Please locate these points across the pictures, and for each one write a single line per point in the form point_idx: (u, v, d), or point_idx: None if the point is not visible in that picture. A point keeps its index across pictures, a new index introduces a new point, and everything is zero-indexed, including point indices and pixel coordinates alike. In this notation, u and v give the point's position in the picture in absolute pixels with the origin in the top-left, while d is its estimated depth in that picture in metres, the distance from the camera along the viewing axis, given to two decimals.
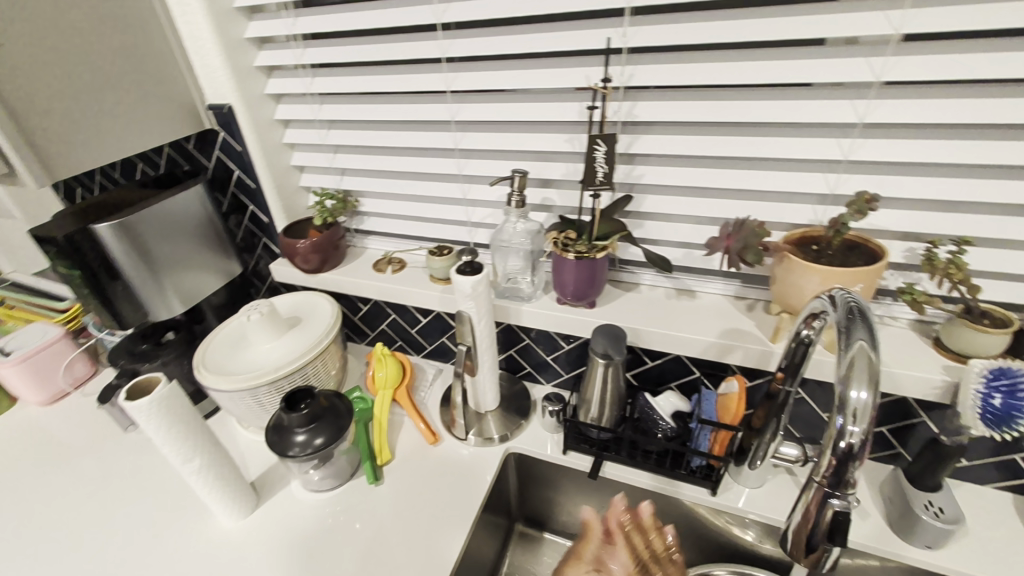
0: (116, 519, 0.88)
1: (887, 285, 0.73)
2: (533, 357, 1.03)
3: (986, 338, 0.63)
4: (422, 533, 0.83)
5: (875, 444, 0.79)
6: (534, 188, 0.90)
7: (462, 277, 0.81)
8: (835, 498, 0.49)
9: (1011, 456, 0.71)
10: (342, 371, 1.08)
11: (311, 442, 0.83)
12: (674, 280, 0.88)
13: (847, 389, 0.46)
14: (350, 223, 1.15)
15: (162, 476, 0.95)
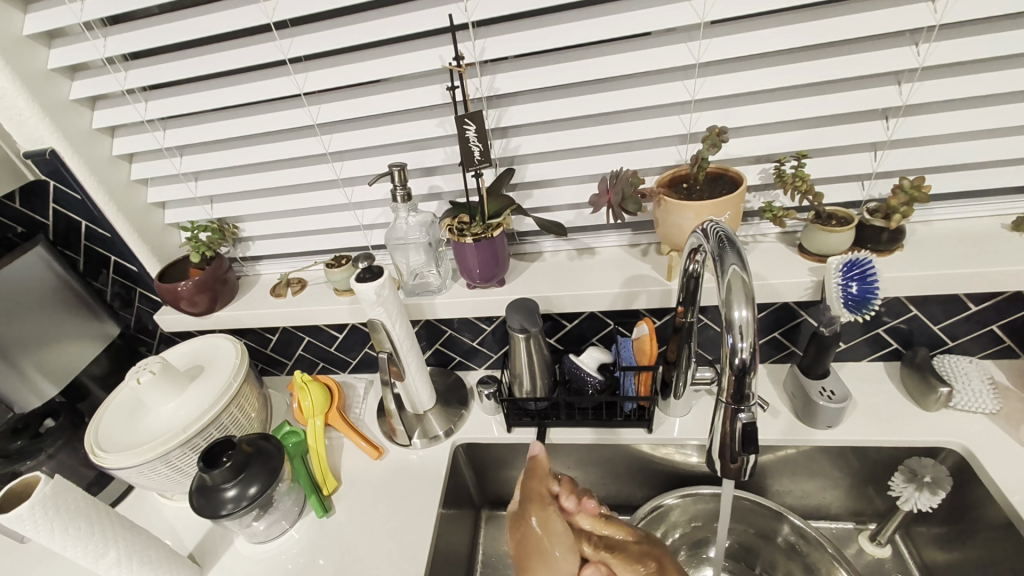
0: None
1: (751, 206, 0.80)
2: (460, 346, 1.03)
3: (834, 236, 0.72)
4: (386, 551, 0.82)
5: (772, 349, 0.88)
6: (419, 178, 0.89)
7: (363, 284, 0.78)
8: (742, 412, 0.53)
9: (876, 331, 0.82)
10: (264, 410, 1.01)
11: (243, 495, 0.77)
12: (572, 242, 0.91)
13: (731, 312, 0.49)
14: (235, 253, 1.06)
15: None
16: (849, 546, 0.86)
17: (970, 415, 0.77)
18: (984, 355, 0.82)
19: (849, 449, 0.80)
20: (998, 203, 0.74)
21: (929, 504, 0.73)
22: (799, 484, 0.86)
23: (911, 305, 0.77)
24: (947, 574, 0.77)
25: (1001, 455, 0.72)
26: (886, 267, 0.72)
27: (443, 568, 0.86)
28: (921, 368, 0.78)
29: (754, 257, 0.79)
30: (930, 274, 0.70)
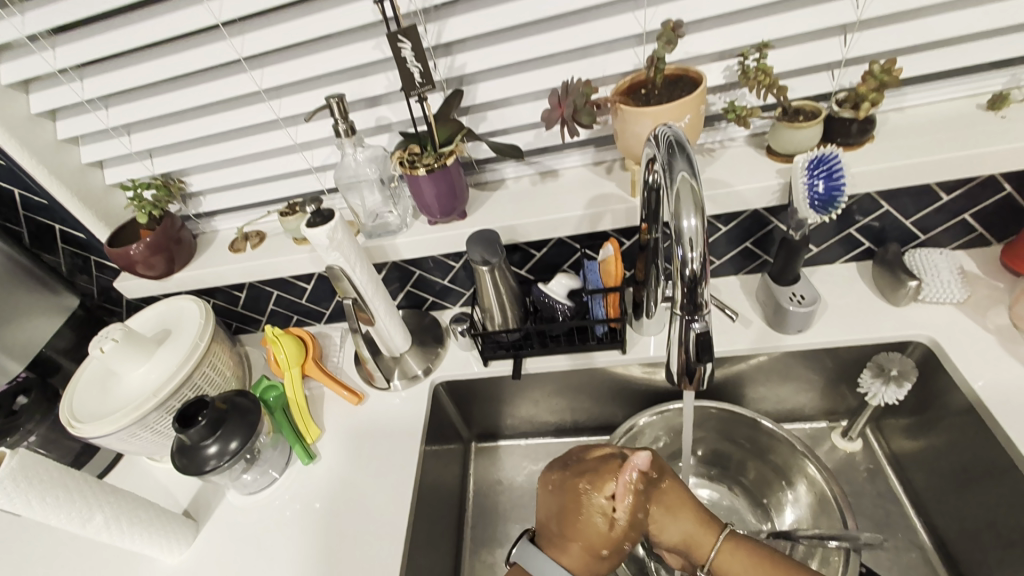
0: None
1: (716, 109, 0.76)
2: (431, 286, 1.00)
3: (802, 132, 0.68)
4: (373, 489, 0.84)
5: (745, 259, 0.86)
6: (365, 109, 0.83)
7: (314, 230, 0.74)
8: (696, 322, 0.52)
9: (848, 231, 0.80)
10: (239, 367, 1.00)
11: (224, 450, 0.78)
12: (535, 165, 0.86)
13: (679, 220, 0.48)
14: (187, 210, 1.00)
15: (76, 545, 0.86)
16: (822, 444, 0.89)
17: (939, 307, 0.77)
18: (956, 247, 0.80)
19: (820, 352, 0.80)
20: (974, 82, 0.70)
21: (896, 397, 0.74)
22: (774, 390, 0.88)
23: (882, 200, 0.75)
24: (913, 460, 0.80)
25: (966, 343, 0.73)
26: (855, 161, 0.68)
27: (433, 500, 0.89)
28: (891, 265, 0.77)
29: (721, 163, 0.76)
30: (900, 165, 0.67)
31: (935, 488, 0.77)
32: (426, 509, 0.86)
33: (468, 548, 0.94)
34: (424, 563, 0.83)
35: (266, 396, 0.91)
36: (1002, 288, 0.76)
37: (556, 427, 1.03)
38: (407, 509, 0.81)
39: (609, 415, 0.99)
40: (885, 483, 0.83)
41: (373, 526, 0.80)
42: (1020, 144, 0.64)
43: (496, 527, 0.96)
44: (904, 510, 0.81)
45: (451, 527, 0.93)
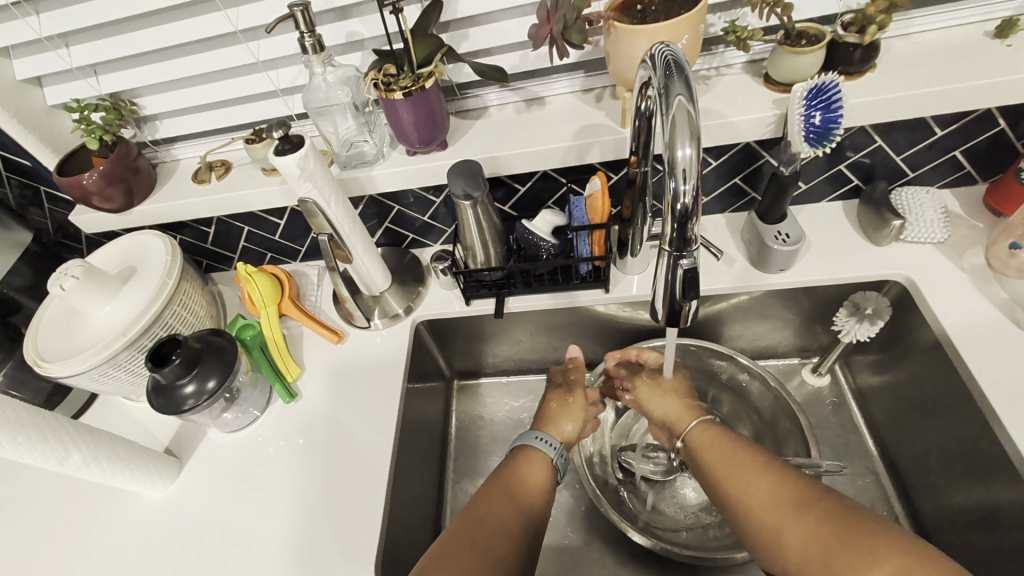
0: (27, 542, 0.80)
1: (714, 31, 0.71)
2: (411, 223, 0.96)
3: (803, 58, 0.64)
4: (356, 426, 0.85)
5: (733, 196, 0.84)
6: (333, 23, 0.75)
7: (282, 158, 0.69)
8: (684, 259, 0.51)
9: (838, 168, 0.79)
10: (213, 305, 0.97)
11: (201, 390, 0.76)
12: (519, 92, 0.80)
13: (673, 150, 0.46)
14: (143, 136, 0.92)
15: (58, 484, 0.86)
16: (793, 379, 0.92)
17: (919, 247, 0.77)
18: (942, 185, 0.80)
19: (799, 291, 0.81)
20: (986, 5, 0.66)
21: (867, 334, 0.76)
22: (752, 328, 0.90)
23: (876, 135, 0.73)
24: (877, 392, 0.84)
25: (941, 282, 0.74)
26: (856, 91, 0.65)
27: (416, 435, 0.91)
28: (878, 203, 0.77)
29: (716, 92, 0.72)
30: (900, 96, 0.64)
31: (894, 419, 0.81)
32: (409, 444, 0.88)
33: (451, 479, 0.98)
34: (409, 493, 0.86)
35: (243, 335, 0.90)
36: (981, 228, 0.76)
37: (537, 364, 1.04)
38: (390, 444, 0.82)
39: (590, 353, 1.00)
40: (848, 415, 0.88)
41: (357, 461, 0.81)
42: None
43: (477, 459, 0.99)
44: (863, 438, 0.86)
45: (433, 460, 0.96)
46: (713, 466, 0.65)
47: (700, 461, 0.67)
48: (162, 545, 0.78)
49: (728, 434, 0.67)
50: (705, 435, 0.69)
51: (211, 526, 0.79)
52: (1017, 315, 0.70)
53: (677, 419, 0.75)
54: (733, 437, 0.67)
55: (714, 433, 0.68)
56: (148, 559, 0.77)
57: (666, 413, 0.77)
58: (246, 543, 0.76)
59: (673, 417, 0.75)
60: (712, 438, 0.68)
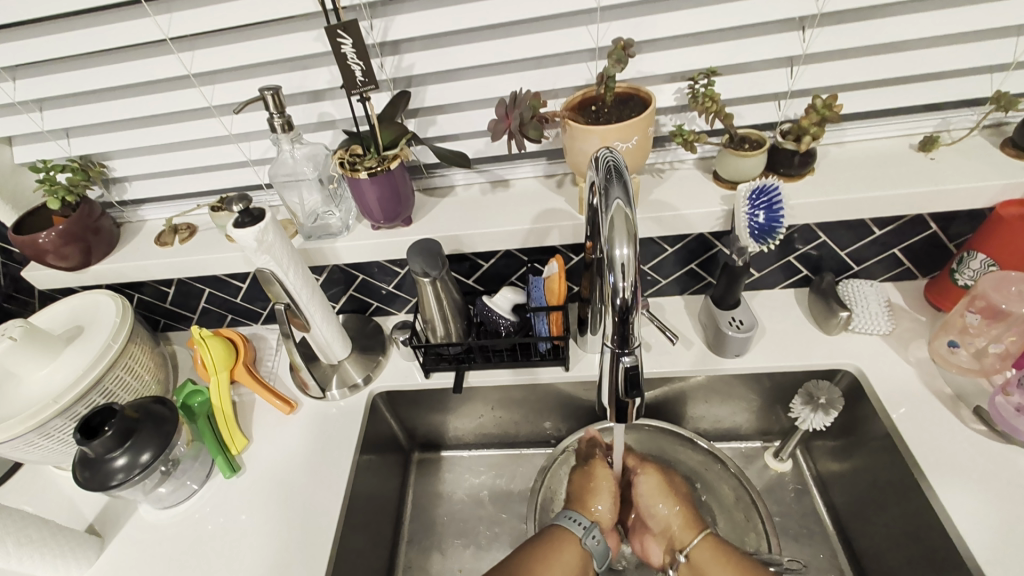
0: None
1: (666, 130, 0.75)
2: (376, 291, 0.96)
3: (746, 160, 0.68)
4: (300, 505, 0.80)
5: (690, 280, 0.87)
6: (306, 104, 0.78)
7: (240, 230, 0.68)
8: (626, 355, 0.52)
9: (788, 258, 0.82)
10: (163, 368, 0.93)
11: (133, 464, 0.72)
12: (485, 174, 0.84)
13: (611, 249, 0.48)
14: (110, 196, 0.92)
15: None
16: (755, 463, 0.91)
17: (866, 337, 0.79)
18: (886, 278, 0.84)
19: (755, 375, 0.82)
20: (908, 122, 0.72)
21: (824, 423, 0.76)
22: (712, 409, 0.89)
23: (820, 231, 0.77)
24: (837, 480, 0.83)
25: (889, 373, 0.75)
26: (796, 193, 0.70)
27: (366, 515, 0.86)
28: (826, 294, 0.80)
29: (669, 185, 0.76)
30: (836, 199, 0.68)
31: (856, 511, 0.79)
32: (356, 526, 0.83)
33: (402, 563, 0.92)
34: None
35: (191, 402, 0.86)
36: (923, 322, 0.79)
37: (499, 439, 1.01)
38: (333, 528, 0.77)
39: (552, 429, 0.98)
40: (810, 502, 0.86)
41: (296, 546, 0.75)
42: (946, 186, 0.66)
43: (432, 541, 0.93)
44: (827, 529, 0.83)
45: (384, 541, 0.90)
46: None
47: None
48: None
49: (739, 559, 0.72)
50: (712, 549, 0.75)
51: None
52: (962, 410, 0.71)
53: (677, 531, 0.79)
54: (743, 563, 0.72)
55: (721, 551, 0.74)
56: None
57: (666, 519, 0.80)
58: None
59: (672, 525, 0.79)
60: (719, 555, 0.74)
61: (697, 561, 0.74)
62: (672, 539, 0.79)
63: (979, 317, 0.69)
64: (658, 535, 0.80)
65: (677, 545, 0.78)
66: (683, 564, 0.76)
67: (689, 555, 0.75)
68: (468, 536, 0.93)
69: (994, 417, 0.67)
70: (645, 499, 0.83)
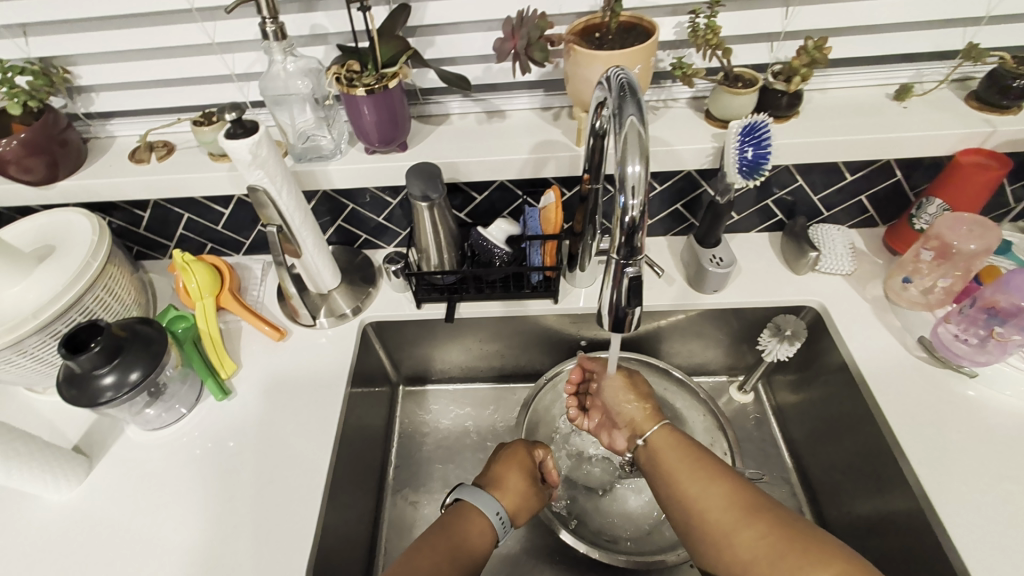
0: None
1: (663, 66, 0.77)
2: (365, 223, 0.95)
3: (738, 98, 0.72)
4: (294, 429, 0.81)
5: (675, 221, 0.91)
6: (297, 14, 0.74)
7: (233, 142, 0.66)
8: (630, 267, 0.55)
9: (766, 202, 0.87)
10: (143, 294, 0.90)
11: (122, 381, 0.71)
12: (481, 103, 0.83)
13: (625, 166, 0.50)
14: (75, 107, 0.85)
15: None
16: (722, 396, 0.99)
17: (831, 277, 0.86)
18: (851, 225, 0.90)
19: (730, 312, 0.88)
20: (886, 72, 0.77)
21: (787, 353, 0.83)
22: (686, 345, 0.95)
23: (797, 175, 0.82)
24: (793, 409, 0.92)
25: (848, 309, 0.83)
26: (781, 132, 0.74)
27: (358, 438, 0.89)
28: (798, 236, 0.85)
29: (663, 122, 0.78)
30: (818, 141, 0.73)
31: (809, 436, 0.88)
32: (349, 448, 0.85)
33: (391, 488, 0.95)
34: (346, 502, 0.83)
35: (175, 328, 0.84)
36: (881, 264, 0.86)
37: (485, 373, 1.04)
38: (329, 450, 0.79)
39: (537, 363, 1.02)
40: (768, 430, 0.95)
41: (292, 465, 0.78)
42: (915, 132, 0.72)
43: (421, 467, 0.97)
44: (782, 454, 0.92)
45: (374, 467, 0.93)
46: (674, 474, 0.68)
47: (658, 463, 0.70)
48: (59, 554, 0.71)
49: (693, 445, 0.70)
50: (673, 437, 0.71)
51: (115, 536, 0.72)
52: (908, 341, 0.79)
53: (640, 421, 0.76)
54: (703, 453, 0.69)
55: (679, 437, 0.71)
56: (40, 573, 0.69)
57: (630, 411, 0.78)
58: (155, 556, 0.70)
59: (637, 417, 0.76)
60: (674, 441, 0.71)
61: (653, 447, 0.72)
62: (635, 428, 0.76)
63: (932, 254, 0.76)
64: (624, 427, 0.78)
65: (637, 432, 0.75)
66: (642, 448, 0.73)
67: (647, 440, 0.73)
68: (455, 462, 0.97)
69: (935, 344, 0.76)
70: (609, 397, 0.81)
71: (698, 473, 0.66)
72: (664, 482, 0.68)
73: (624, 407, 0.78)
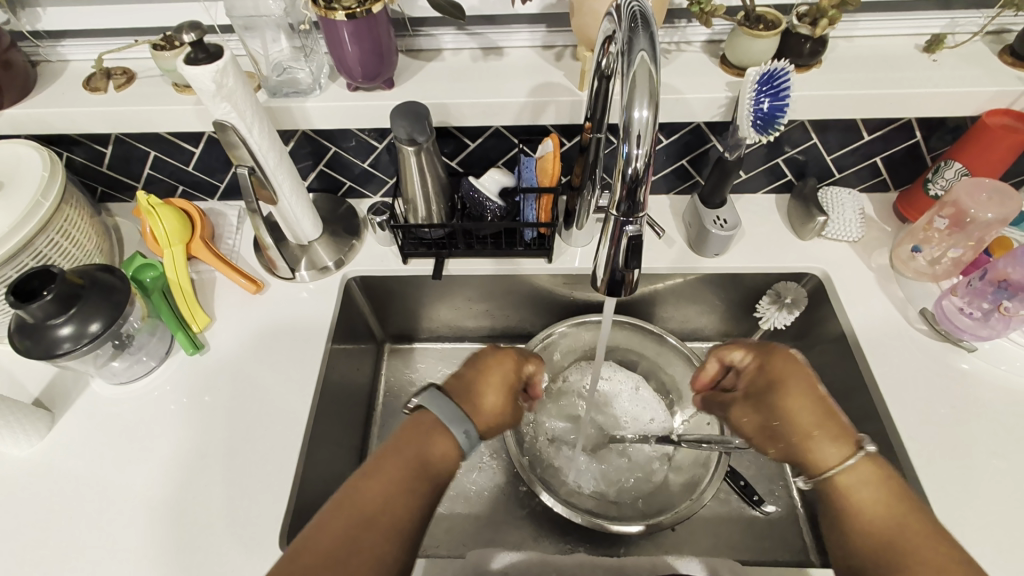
0: None
1: (678, 3, 0.70)
2: (349, 169, 0.88)
3: (757, 41, 0.65)
4: (270, 386, 0.77)
5: (679, 178, 0.86)
6: None
7: (193, 69, 0.59)
8: (630, 226, 0.50)
9: (776, 161, 0.82)
10: (106, 239, 0.84)
11: (80, 332, 0.66)
12: (477, 38, 0.75)
13: (631, 111, 0.45)
14: (19, 24, 0.76)
15: None
16: None
17: (835, 244, 0.83)
18: (862, 189, 0.86)
19: (729, 276, 0.84)
20: (918, 20, 0.71)
21: (785, 321, 0.83)
22: (682, 310, 0.92)
23: (813, 132, 0.77)
24: None
25: (851, 278, 0.80)
26: (801, 83, 0.68)
27: (338, 395, 0.85)
28: (806, 199, 0.81)
29: (675, 67, 0.72)
30: (840, 94, 0.67)
31: None
32: (329, 405, 0.82)
33: (374, 445, 0.93)
34: (327, 460, 0.80)
35: (140, 277, 0.80)
36: (888, 232, 0.83)
37: (475, 332, 1.01)
38: (306, 409, 0.76)
39: (527, 324, 0.99)
40: None
41: (268, 422, 0.74)
42: (943, 88, 0.67)
43: (405, 425, 0.95)
44: None
45: (357, 425, 0.91)
46: (872, 522, 0.49)
47: (845, 504, 0.51)
48: (23, 506, 0.68)
49: (907, 491, 0.51)
50: (891, 475, 0.52)
51: (83, 490, 0.69)
52: (910, 312, 0.77)
53: (836, 454, 0.53)
54: (912, 499, 0.50)
55: (889, 475, 0.52)
56: (5, 524, 0.67)
57: (855, 475, 0.52)
58: (124, 511, 0.68)
59: (839, 456, 0.53)
60: (885, 482, 0.51)
61: (851, 486, 0.51)
62: (810, 460, 0.54)
63: (946, 223, 0.73)
64: (789, 449, 0.56)
65: (813, 461, 0.54)
66: (832, 483, 0.52)
67: (841, 474, 0.52)
68: None
69: (937, 317, 0.74)
70: (780, 408, 0.57)
71: (903, 522, 0.49)
72: (839, 515, 0.51)
73: (804, 426, 0.55)
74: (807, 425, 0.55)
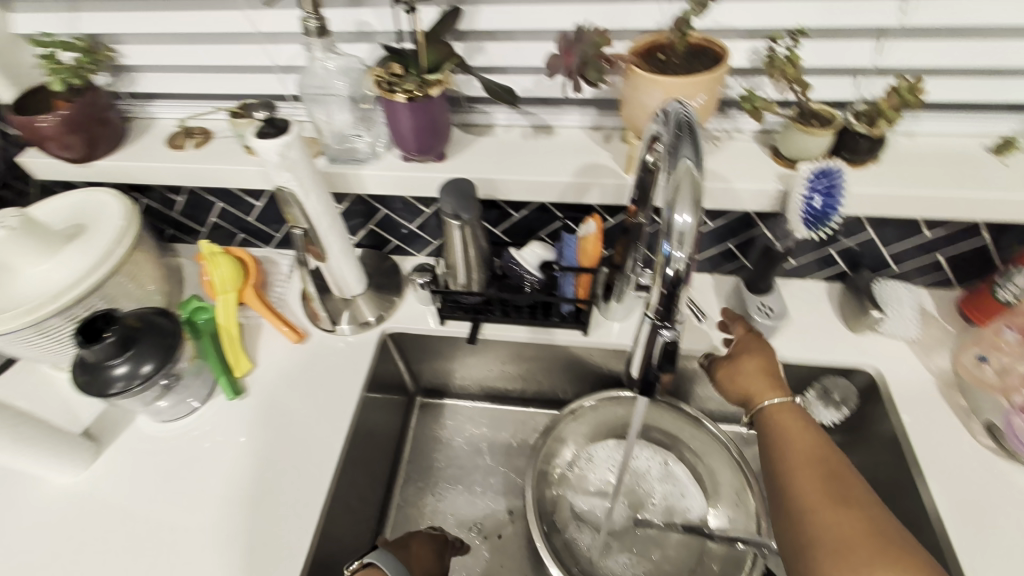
0: None
1: (731, 94, 0.71)
2: (396, 230, 0.92)
3: (809, 137, 0.64)
4: (302, 436, 0.78)
5: (723, 259, 0.84)
6: (339, 8, 0.69)
7: (263, 143, 0.64)
8: (666, 330, 0.50)
9: (827, 250, 0.79)
10: (169, 280, 0.90)
11: (131, 373, 0.70)
12: (529, 117, 0.78)
13: (673, 214, 0.45)
14: (118, 86, 0.83)
15: None
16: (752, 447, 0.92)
17: (890, 340, 0.78)
18: (922, 283, 0.81)
19: None
20: (986, 122, 0.68)
21: (831, 418, 0.78)
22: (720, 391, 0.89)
23: (868, 226, 0.74)
24: None
25: (907, 379, 0.75)
26: (856, 180, 0.66)
27: (366, 448, 0.85)
28: (860, 291, 0.78)
29: (724, 155, 0.71)
30: (898, 194, 0.65)
31: None
32: (355, 459, 0.82)
33: (396, 501, 0.92)
34: (347, 518, 0.80)
35: (195, 318, 0.83)
36: (951, 332, 0.78)
37: (505, 393, 1.01)
38: (334, 464, 0.76)
39: (558, 390, 0.98)
40: None
41: (293, 475, 0.75)
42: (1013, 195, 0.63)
43: (429, 483, 0.94)
44: None
45: (379, 480, 0.90)
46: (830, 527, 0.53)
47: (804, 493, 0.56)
48: (62, 537, 0.71)
49: (894, 532, 0.52)
50: (859, 530, 0.52)
51: (112, 529, 0.71)
52: (974, 424, 0.71)
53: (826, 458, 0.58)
54: (904, 540, 0.51)
55: (857, 493, 0.55)
56: (39, 556, 0.69)
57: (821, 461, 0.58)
58: (148, 555, 0.69)
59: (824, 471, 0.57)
60: (846, 497, 0.55)
61: (827, 515, 0.53)
62: (806, 449, 0.59)
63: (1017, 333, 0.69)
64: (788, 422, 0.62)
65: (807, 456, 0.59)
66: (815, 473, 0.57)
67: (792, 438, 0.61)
68: (464, 483, 0.93)
69: (1008, 436, 0.67)
70: (796, 427, 0.62)
71: (872, 554, 0.50)
72: (800, 535, 0.54)
73: (808, 449, 0.59)
74: (798, 421, 0.62)
